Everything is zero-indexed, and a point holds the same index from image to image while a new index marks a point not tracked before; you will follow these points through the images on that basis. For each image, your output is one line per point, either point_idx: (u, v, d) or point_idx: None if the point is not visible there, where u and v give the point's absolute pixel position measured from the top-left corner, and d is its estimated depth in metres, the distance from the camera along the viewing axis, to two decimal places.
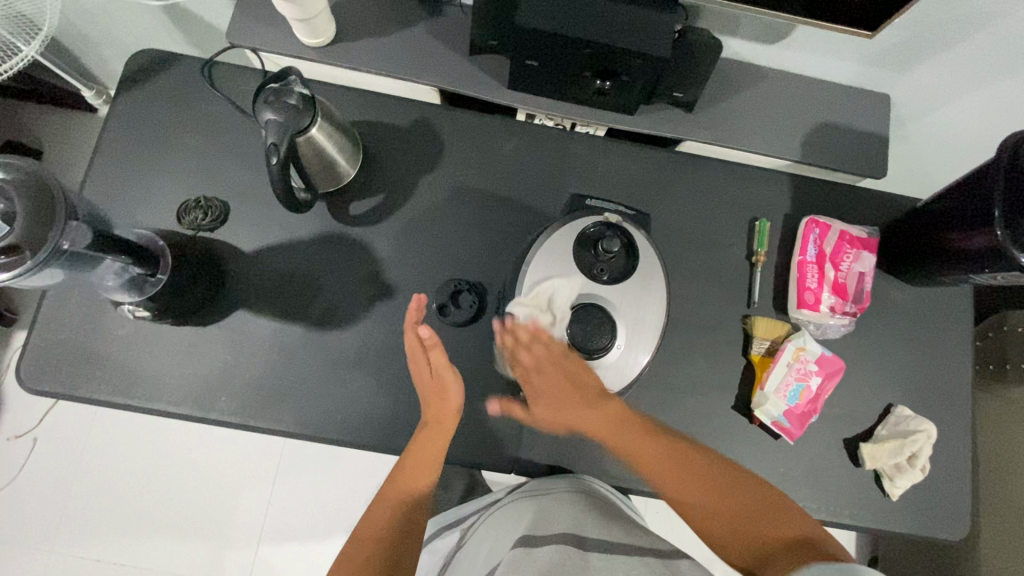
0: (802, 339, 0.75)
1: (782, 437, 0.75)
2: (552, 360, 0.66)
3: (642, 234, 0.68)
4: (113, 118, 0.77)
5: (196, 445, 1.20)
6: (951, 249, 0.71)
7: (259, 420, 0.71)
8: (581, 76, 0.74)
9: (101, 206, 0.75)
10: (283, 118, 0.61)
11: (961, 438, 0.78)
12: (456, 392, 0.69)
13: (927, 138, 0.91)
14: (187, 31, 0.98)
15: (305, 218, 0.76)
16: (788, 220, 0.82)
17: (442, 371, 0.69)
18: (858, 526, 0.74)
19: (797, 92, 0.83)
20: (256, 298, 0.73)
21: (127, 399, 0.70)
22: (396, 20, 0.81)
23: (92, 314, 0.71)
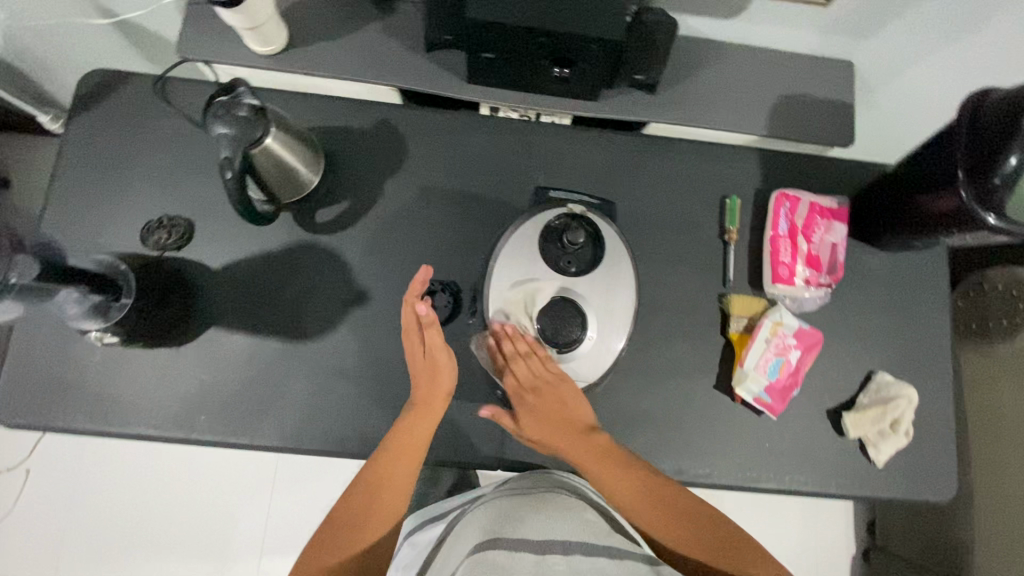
0: (778, 314, 0.75)
1: (765, 412, 0.75)
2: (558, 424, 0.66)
3: (610, 224, 0.69)
4: (69, 142, 0.76)
5: (190, 463, 1.20)
6: (918, 213, 0.71)
7: (240, 437, 0.70)
8: (539, 65, 0.73)
9: (63, 233, 0.74)
10: (235, 131, 0.60)
11: (944, 399, 0.78)
12: (447, 373, 0.67)
13: (894, 101, 0.91)
14: (141, 47, 0.96)
15: (272, 230, 0.75)
16: (759, 196, 0.81)
17: (435, 354, 0.67)
18: (846, 495, 0.75)
19: (760, 65, 0.82)
20: (228, 315, 0.73)
21: (104, 426, 0.69)
22: (349, 21, 0.79)
23: (62, 343, 0.70)
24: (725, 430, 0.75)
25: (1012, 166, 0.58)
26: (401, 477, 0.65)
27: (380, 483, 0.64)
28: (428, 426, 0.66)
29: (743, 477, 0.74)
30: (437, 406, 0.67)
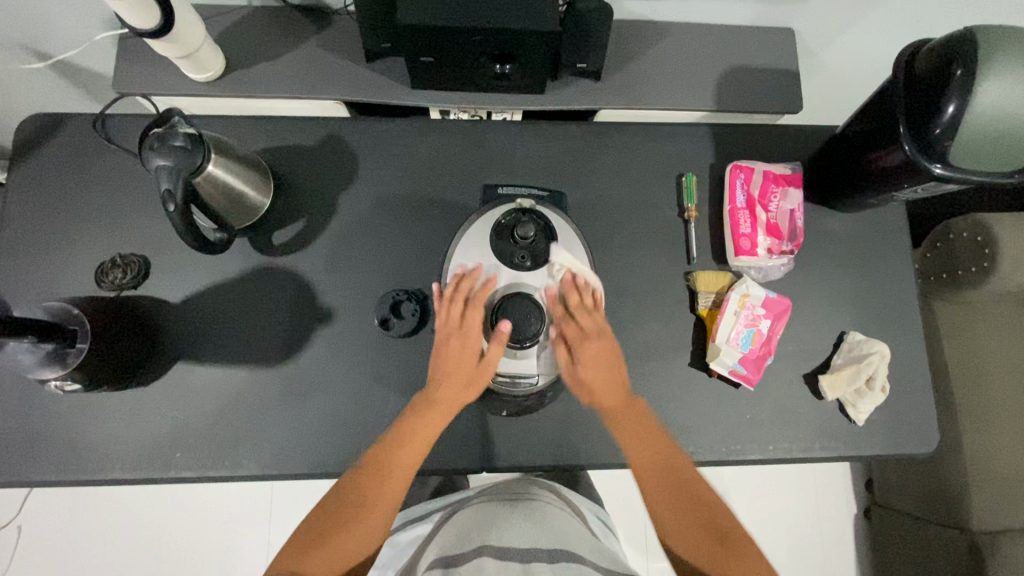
0: (745, 285, 0.75)
1: (742, 384, 0.75)
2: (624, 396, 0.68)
3: (564, 216, 0.70)
4: (13, 191, 0.74)
5: (183, 502, 1.18)
6: (869, 170, 0.71)
7: (218, 469, 0.69)
8: (478, 64, 0.73)
9: (17, 284, 0.72)
10: (174, 162, 0.59)
11: (917, 351, 0.79)
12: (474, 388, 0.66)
13: (839, 63, 0.91)
14: (81, 87, 0.94)
15: (230, 257, 0.74)
16: (714, 170, 0.82)
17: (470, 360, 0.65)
18: (832, 456, 0.75)
19: (701, 41, 0.83)
20: (193, 347, 0.72)
21: (77, 475, 0.68)
22: (286, 40, 0.78)
23: (27, 396, 0.69)
24: (704, 406, 0.75)
25: (950, 116, 0.58)
26: (402, 470, 0.64)
27: (380, 475, 0.64)
28: (439, 424, 0.66)
29: (727, 451, 0.74)
30: (456, 404, 0.66)
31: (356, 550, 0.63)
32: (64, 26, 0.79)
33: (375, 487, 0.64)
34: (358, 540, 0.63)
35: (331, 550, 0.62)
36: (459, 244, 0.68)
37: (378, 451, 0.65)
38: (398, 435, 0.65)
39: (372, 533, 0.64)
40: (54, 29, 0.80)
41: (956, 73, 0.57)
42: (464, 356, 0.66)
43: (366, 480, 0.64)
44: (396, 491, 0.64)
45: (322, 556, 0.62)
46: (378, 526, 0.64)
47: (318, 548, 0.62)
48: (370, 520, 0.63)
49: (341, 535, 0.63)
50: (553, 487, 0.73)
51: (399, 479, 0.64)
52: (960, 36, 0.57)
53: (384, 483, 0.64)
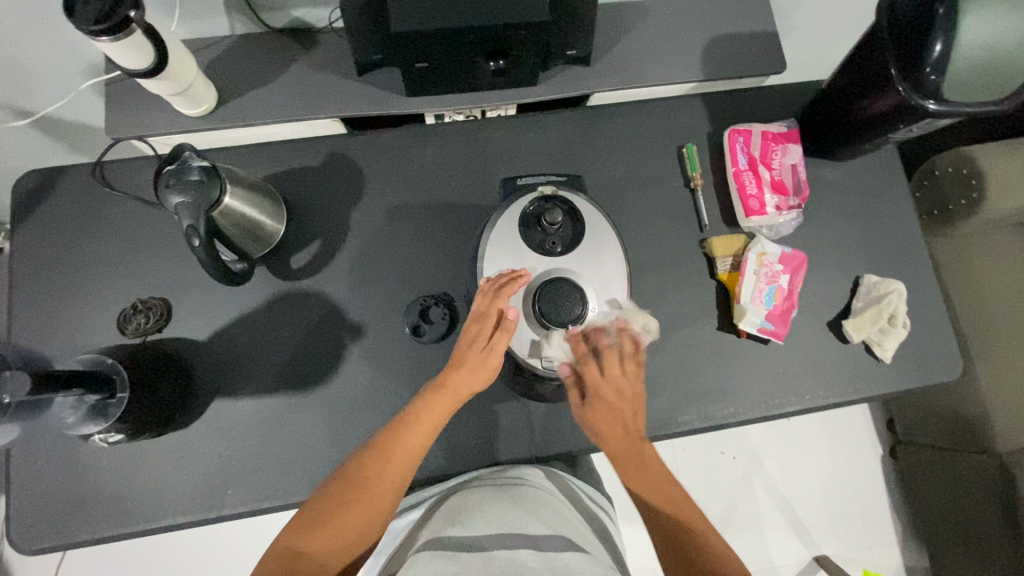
0: (760, 244, 0.77)
1: (771, 340, 0.77)
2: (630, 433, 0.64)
3: (585, 200, 0.70)
4: (20, 251, 0.73)
5: (222, 542, 1.16)
6: (863, 116, 0.73)
7: (271, 499, 0.69)
8: (473, 63, 0.74)
9: (37, 344, 0.71)
10: (191, 197, 0.58)
11: (929, 285, 0.81)
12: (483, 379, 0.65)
13: (813, 20, 0.94)
14: (67, 138, 0.93)
15: (251, 287, 0.74)
16: (712, 137, 0.83)
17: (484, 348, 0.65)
18: (865, 397, 0.77)
19: (681, 15, 0.84)
20: (228, 382, 0.71)
21: (129, 527, 0.67)
22: (275, 64, 0.78)
23: (66, 454, 0.68)
24: (738, 367, 0.76)
25: (939, 52, 0.61)
26: (412, 450, 0.62)
27: (390, 454, 0.61)
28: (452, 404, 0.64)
29: (766, 407, 0.76)
30: (467, 393, 0.65)
31: (354, 531, 0.58)
32: (45, 78, 0.78)
33: (383, 467, 0.60)
34: (361, 518, 0.59)
35: (330, 531, 0.58)
36: (489, 237, 0.68)
37: (391, 431, 0.62)
38: (409, 415, 0.63)
39: (376, 515, 0.59)
40: (35, 83, 0.78)
41: (939, 12, 0.60)
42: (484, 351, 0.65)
43: (374, 458, 0.61)
44: (406, 473, 0.61)
45: (321, 537, 0.57)
46: (384, 508, 0.60)
47: (317, 528, 0.58)
48: (376, 501, 0.59)
49: (345, 516, 0.58)
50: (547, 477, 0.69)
51: (410, 460, 0.62)
52: None
53: (392, 463, 0.61)
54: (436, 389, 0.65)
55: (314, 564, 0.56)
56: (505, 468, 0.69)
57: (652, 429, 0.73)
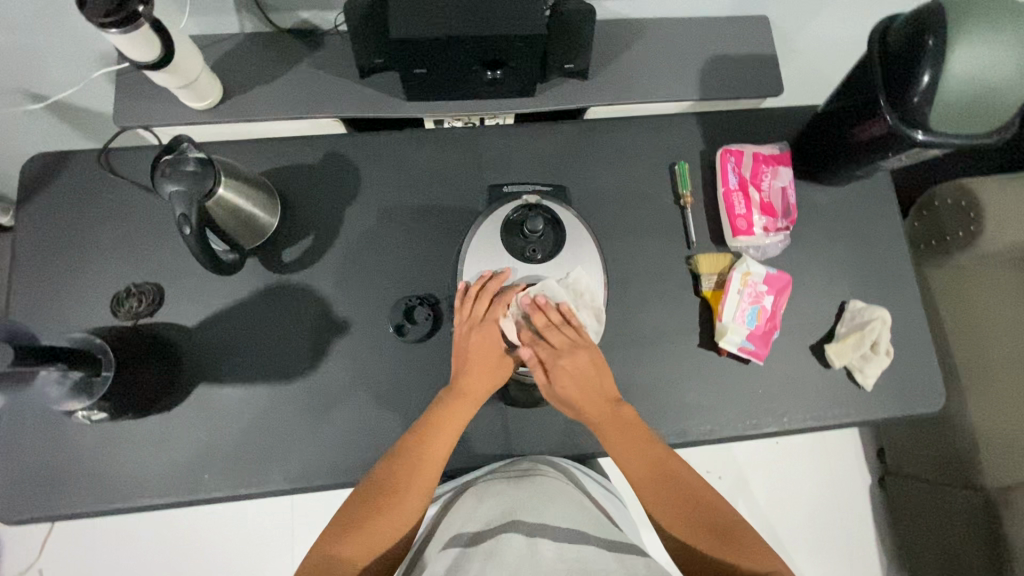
0: (745, 264, 0.77)
1: (752, 360, 0.77)
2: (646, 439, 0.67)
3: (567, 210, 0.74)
4: (22, 230, 0.75)
5: (206, 528, 1.17)
6: (854, 142, 0.74)
7: (248, 486, 0.70)
8: (471, 71, 0.75)
9: (33, 321, 0.73)
10: (185, 186, 0.60)
11: (915, 314, 0.81)
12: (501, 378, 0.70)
13: (814, 45, 0.95)
14: (80, 125, 0.96)
15: (242, 278, 0.76)
16: (705, 156, 0.84)
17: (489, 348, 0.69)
18: (844, 423, 0.77)
19: (681, 35, 0.86)
20: (213, 369, 0.73)
21: (106, 505, 0.68)
22: (279, 63, 0.81)
23: (51, 429, 0.70)
24: (717, 384, 0.77)
25: (926, 84, 0.61)
26: (435, 453, 0.65)
27: (417, 460, 0.64)
28: (467, 401, 0.68)
29: (743, 427, 0.76)
30: (483, 391, 0.68)
31: (387, 538, 0.61)
32: (60, 66, 0.81)
33: (410, 473, 0.64)
34: (394, 524, 0.62)
35: (364, 538, 0.60)
36: (472, 243, 0.71)
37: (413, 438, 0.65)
38: (429, 420, 0.66)
39: (407, 518, 0.62)
40: (49, 69, 0.81)
41: (928, 43, 0.60)
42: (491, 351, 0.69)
43: (403, 462, 0.64)
44: (431, 477, 0.65)
45: (358, 544, 0.60)
46: (413, 512, 0.63)
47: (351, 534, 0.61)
48: (408, 505, 0.63)
49: (378, 519, 0.61)
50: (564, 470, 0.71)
51: (434, 463, 0.65)
52: (926, 10, 0.60)
53: (419, 469, 0.64)
54: (450, 392, 0.68)
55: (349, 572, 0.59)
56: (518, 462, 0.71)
57: None
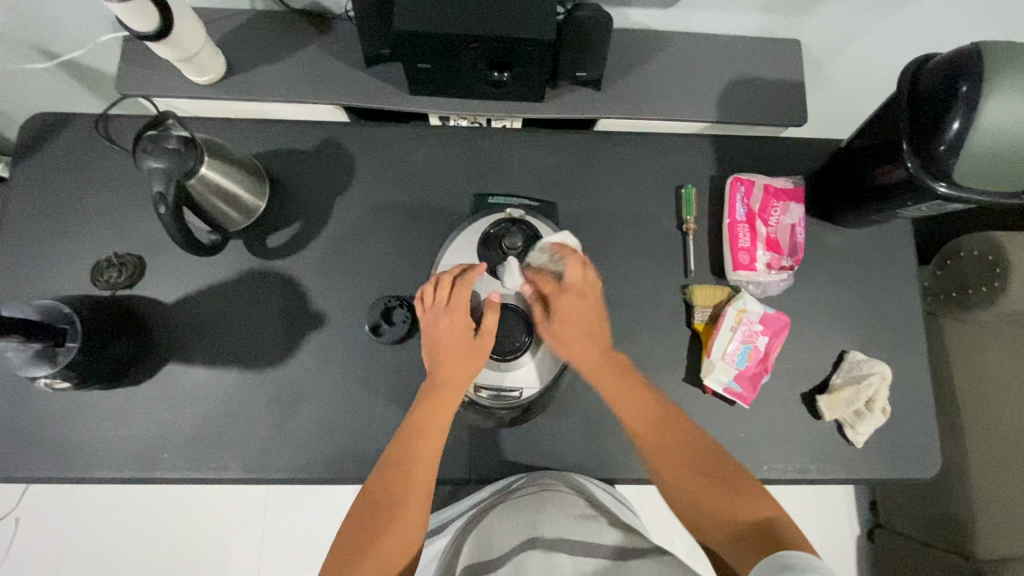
0: (742, 301, 0.73)
1: (737, 402, 0.73)
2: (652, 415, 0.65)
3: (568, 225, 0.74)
4: (16, 189, 0.75)
5: (175, 499, 1.15)
6: (875, 184, 0.69)
7: (206, 471, 0.69)
8: (476, 71, 0.72)
9: (16, 280, 0.73)
10: (166, 164, 0.59)
11: (919, 372, 0.77)
12: (472, 373, 0.66)
13: (847, 74, 0.90)
14: (90, 85, 0.95)
15: (225, 259, 0.75)
16: (714, 182, 0.80)
17: (459, 339, 0.67)
18: (828, 479, 0.73)
19: (704, 52, 0.81)
20: (185, 348, 0.72)
21: (65, 472, 0.68)
22: (286, 44, 0.79)
23: (20, 391, 0.70)
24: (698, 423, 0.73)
25: (955, 132, 0.56)
26: (426, 459, 0.63)
27: (409, 469, 0.62)
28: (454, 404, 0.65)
29: None
30: (462, 385, 0.65)
31: (398, 554, 0.59)
32: (70, 27, 0.80)
33: (402, 487, 0.61)
34: (400, 539, 0.59)
35: (373, 560, 0.58)
36: (446, 252, 0.71)
37: (397, 450, 0.63)
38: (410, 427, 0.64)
39: (416, 528, 0.60)
40: (61, 30, 0.81)
41: (962, 89, 0.55)
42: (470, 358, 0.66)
43: (394, 475, 0.62)
44: (426, 474, 0.63)
45: (370, 568, 0.57)
46: (414, 528, 0.60)
47: (356, 559, 0.58)
48: (405, 521, 0.60)
49: (388, 533, 0.59)
50: (568, 479, 0.66)
51: (427, 469, 0.63)
52: (965, 52, 0.56)
53: (412, 480, 0.62)
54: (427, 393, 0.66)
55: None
56: (517, 477, 0.68)
57: (596, 470, 0.71)
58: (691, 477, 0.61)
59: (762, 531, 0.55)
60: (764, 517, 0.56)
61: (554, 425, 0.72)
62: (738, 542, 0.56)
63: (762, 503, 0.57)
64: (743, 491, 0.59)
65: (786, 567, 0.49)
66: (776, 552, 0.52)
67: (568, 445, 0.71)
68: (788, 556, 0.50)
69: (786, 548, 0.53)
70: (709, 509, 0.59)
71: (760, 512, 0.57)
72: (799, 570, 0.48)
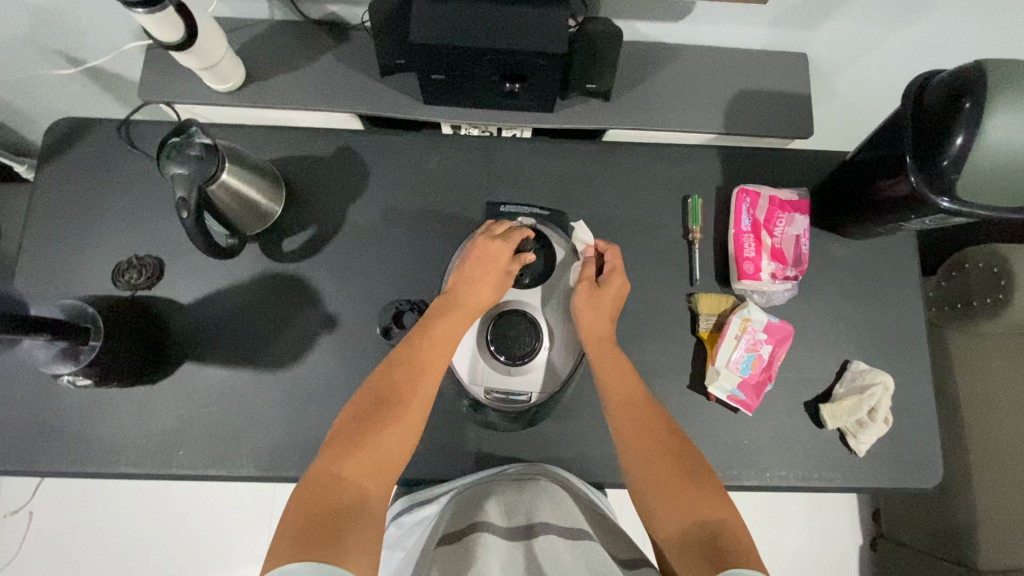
0: (747, 310, 0.74)
1: (740, 410, 0.75)
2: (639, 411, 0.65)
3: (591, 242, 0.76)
4: (42, 191, 0.78)
5: (184, 496, 1.16)
6: (880, 197, 0.70)
7: (219, 468, 0.71)
8: (489, 82, 0.74)
9: (39, 281, 0.76)
10: (189, 170, 0.61)
11: (922, 383, 0.77)
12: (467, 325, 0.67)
13: (854, 87, 0.91)
14: (112, 91, 0.98)
15: (241, 262, 0.77)
16: (720, 192, 0.82)
17: (464, 288, 0.68)
18: (829, 486, 0.74)
19: (713, 64, 0.83)
20: (201, 348, 0.74)
21: (85, 467, 0.70)
22: (304, 53, 0.81)
23: (43, 387, 0.72)
24: (702, 429, 0.74)
25: (958, 147, 0.57)
26: (431, 368, 0.63)
27: (414, 375, 0.62)
28: (460, 333, 0.66)
29: (722, 476, 0.73)
30: (457, 331, 0.66)
31: (396, 454, 0.58)
32: (96, 35, 0.83)
33: (383, 416, 0.59)
34: (399, 440, 0.59)
35: (371, 454, 0.56)
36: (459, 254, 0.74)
37: (402, 358, 0.63)
38: (401, 361, 0.63)
39: (383, 464, 0.57)
40: (87, 38, 0.83)
41: (965, 106, 0.56)
42: (480, 294, 0.67)
43: (398, 378, 0.62)
44: (409, 413, 0.60)
45: (326, 495, 0.53)
46: (411, 433, 0.60)
47: (353, 453, 0.56)
48: (406, 422, 0.60)
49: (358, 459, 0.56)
50: (557, 476, 0.67)
51: (431, 379, 0.63)
52: (966, 70, 0.57)
53: (395, 414, 0.59)
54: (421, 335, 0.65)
55: (356, 489, 0.54)
56: (511, 466, 0.69)
57: (601, 474, 0.72)
58: (655, 472, 0.61)
59: (710, 539, 0.55)
60: (717, 523, 0.56)
61: (559, 429, 0.73)
62: (685, 545, 0.56)
63: (718, 507, 0.58)
64: (704, 494, 0.59)
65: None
66: (718, 565, 0.52)
67: (574, 448, 0.73)
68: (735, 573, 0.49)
69: (729, 561, 0.52)
70: (666, 508, 0.59)
71: (710, 517, 0.57)
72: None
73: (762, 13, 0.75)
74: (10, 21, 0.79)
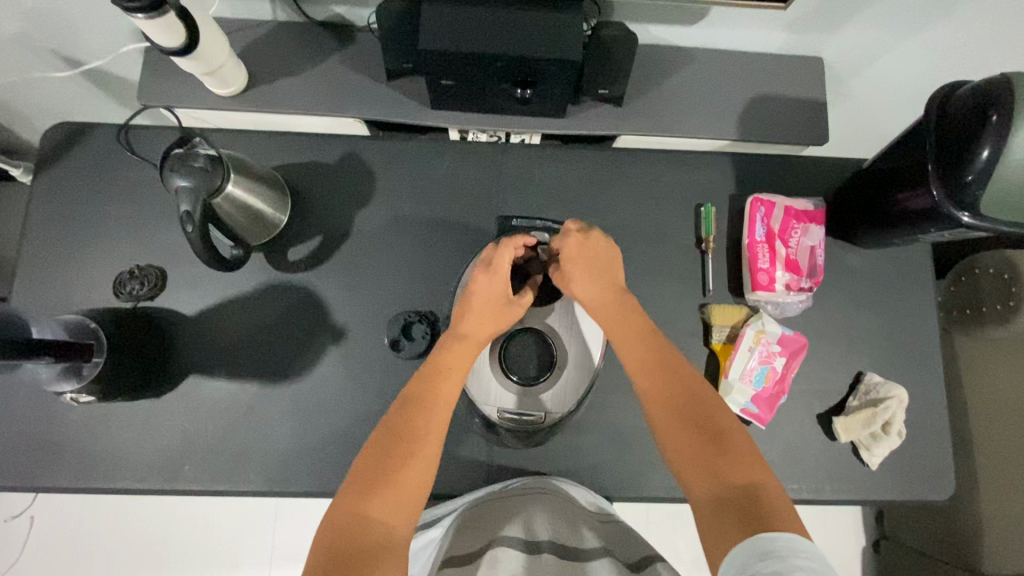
0: (761, 322, 0.73)
1: (753, 423, 0.74)
2: (663, 369, 0.62)
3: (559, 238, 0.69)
4: (39, 200, 0.76)
5: (188, 499, 1.16)
6: (899, 209, 0.69)
7: (226, 483, 0.70)
8: (500, 88, 0.72)
9: (39, 292, 0.74)
10: (193, 183, 0.59)
11: (935, 393, 0.77)
12: (471, 356, 0.65)
13: (869, 91, 0.89)
14: (110, 92, 0.95)
15: (246, 272, 0.75)
16: (734, 201, 0.80)
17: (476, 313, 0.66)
18: (841, 498, 0.74)
19: (728, 68, 0.81)
20: (205, 361, 0.73)
21: (89, 482, 0.69)
22: (308, 56, 0.78)
23: (45, 401, 0.71)
24: None
25: (983, 162, 0.56)
26: (445, 399, 0.62)
27: (429, 407, 0.61)
28: (469, 363, 0.65)
29: None
30: (464, 364, 0.65)
31: (417, 489, 0.57)
32: (93, 36, 0.80)
33: (399, 453, 0.57)
34: (420, 473, 0.57)
35: (393, 491, 0.55)
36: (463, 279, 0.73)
37: (413, 393, 0.62)
38: (411, 397, 0.62)
39: (408, 502, 0.56)
40: (84, 40, 0.81)
41: (990, 119, 0.55)
42: (485, 321, 0.66)
43: (413, 412, 0.60)
44: (431, 450, 0.59)
45: (354, 539, 0.51)
46: (430, 466, 0.58)
47: (377, 491, 0.55)
48: (425, 455, 0.58)
49: (378, 499, 0.54)
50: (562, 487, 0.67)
51: (446, 411, 0.62)
52: (994, 82, 0.55)
53: (411, 448, 0.58)
54: (427, 370, 0.64)
55: (384, 529, 0.53)
56: (515, 480, 0.68)
57: (614, 489, 0.72)
58: (687, 439, 0.58)
59: (744, 505, 0.51)
60: (750, 483, 0.53)
61: (572, 443, 0.72)
62: (718, 510, 0.52)
63: (751, 471, 0.54)
64: (736, 457, 0.55)
65: (762, 554, 0.46)
66: (754, 533, 0.49)
67: (587, 462, 0.72)
68: (769, 541, 0.47)
69: (767, 528, 0.49)
70: (699, 472, 0.56)
71: (748, 482, 0.53)
72: (779, 560, 0.45)
73: (780, 17, 0.73)
74: (4, 23, 0.76)
